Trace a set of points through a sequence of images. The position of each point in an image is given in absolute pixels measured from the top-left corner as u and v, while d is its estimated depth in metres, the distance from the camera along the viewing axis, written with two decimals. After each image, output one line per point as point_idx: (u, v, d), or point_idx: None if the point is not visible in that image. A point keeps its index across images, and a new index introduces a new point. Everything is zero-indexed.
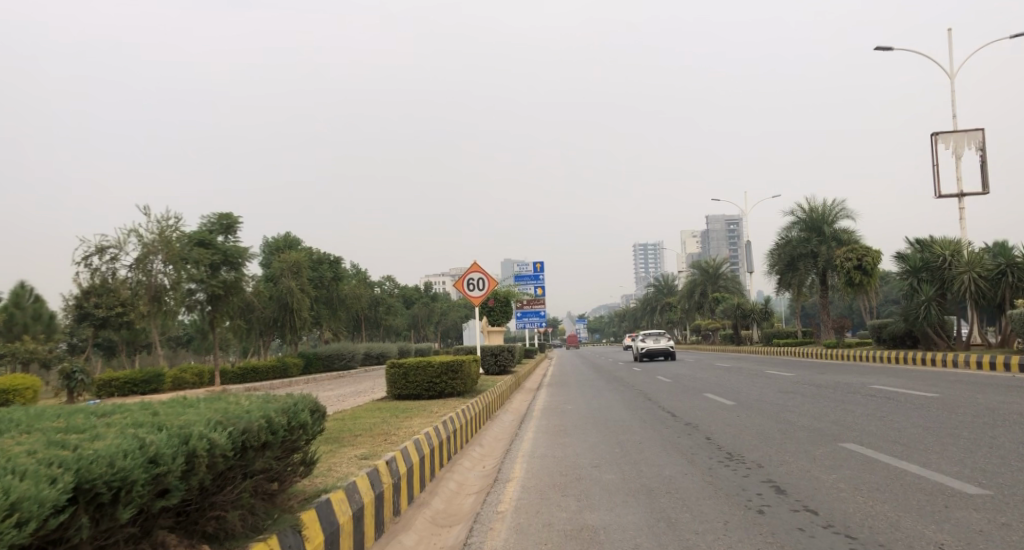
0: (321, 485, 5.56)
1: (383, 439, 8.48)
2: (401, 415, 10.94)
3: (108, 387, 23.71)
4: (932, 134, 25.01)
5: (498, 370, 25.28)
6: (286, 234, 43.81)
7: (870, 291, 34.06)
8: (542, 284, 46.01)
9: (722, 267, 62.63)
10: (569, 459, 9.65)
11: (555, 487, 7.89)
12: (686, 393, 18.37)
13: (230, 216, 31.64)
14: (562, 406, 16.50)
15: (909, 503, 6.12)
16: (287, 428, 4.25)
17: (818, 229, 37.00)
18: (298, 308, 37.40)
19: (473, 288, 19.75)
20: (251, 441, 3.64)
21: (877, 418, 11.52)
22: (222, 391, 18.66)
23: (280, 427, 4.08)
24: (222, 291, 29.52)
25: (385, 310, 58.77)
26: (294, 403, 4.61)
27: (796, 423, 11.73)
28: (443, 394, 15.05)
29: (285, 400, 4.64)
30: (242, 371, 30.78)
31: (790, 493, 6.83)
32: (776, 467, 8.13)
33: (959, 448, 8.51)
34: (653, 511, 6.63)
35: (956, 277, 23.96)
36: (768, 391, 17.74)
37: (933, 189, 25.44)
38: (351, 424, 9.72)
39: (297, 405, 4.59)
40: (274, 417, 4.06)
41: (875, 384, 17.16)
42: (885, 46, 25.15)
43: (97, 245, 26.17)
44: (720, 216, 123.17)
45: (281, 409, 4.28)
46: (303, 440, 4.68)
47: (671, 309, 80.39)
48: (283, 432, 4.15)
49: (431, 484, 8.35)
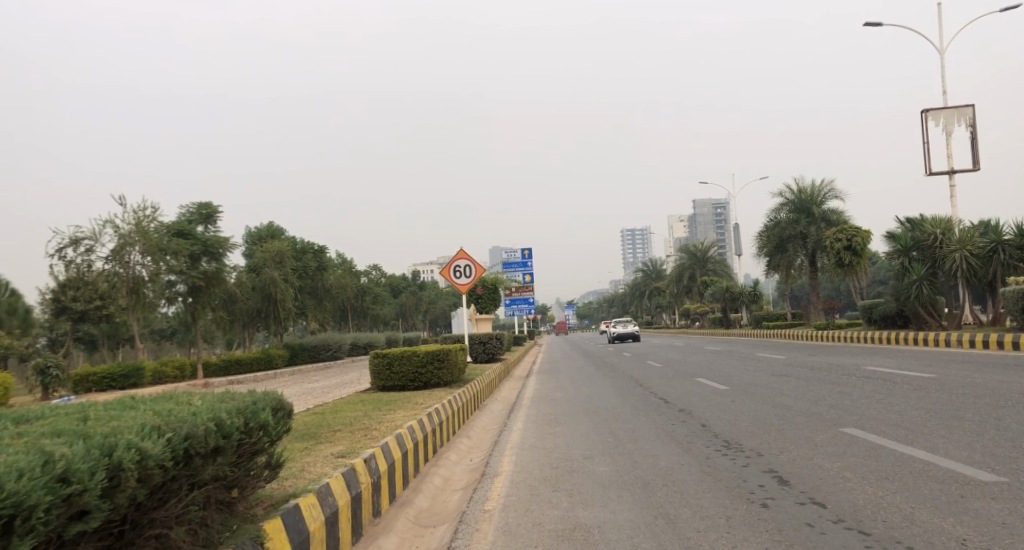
0: (291, 490, 5.13)
1: (363, 435, 8.03)
2: (384, 407, 10.51)
3: (85, 382, 23.14)
4: (922, 111, 24.73)
5: (487, 357, 24.92)
6: (269, 223, 43.03)
7: (860, 272, 33.86)
8: (530, 270, 45.55)
9: (711, 250, 62.37)
10: (560, 450, 9.26)
11: (545, 481, 7.49)
12: (679, 378, 18.06)
13: (210, 206, 31.04)
14: (552, 394, 16.12)
15: (923, 493, 5.77)
16: (243, 430, 3.80)
17: (806, 210, 36.73)
18: (283, 299, 36.75)
19: (460, 276, 19.28)
20: (196, 451, 3.19)
21: (876, 401, 11.21)
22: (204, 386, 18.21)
23: (237, 430, 3.63)
24: (203, 282, 29.07)
25: (372, 299, 58.24)
26: (253, 402, 4.15)
27: (793, 408, 11.38)
28: (429, 384, 14.62)
29: (244, 398, 4.16)
30: (226, 363, 30.28)
31: (794, 484, 6.46)
32: (778, 456, 7.78)
33: (964, 431, 8.19)
34: (649, 506, 6.23)
35: (947, 255, 23.72)
36: (761, 374, 17.44)
37: (924, 166, 25.18)
38: (330, 419, 9.28)
39: (258, 405, 4.12)
40: (229, 420, 3.62)
41: (869, 365, 16.87)
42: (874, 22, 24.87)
43: (72, 237, 25.52)
44: (707, 199, 123.08)
45: (236, 410, 3.82)
46: (265, 443, 4.24)
47: (660, 293, 80.18)
48: (238, 435, 3.69)
49: (415, 480, 7.93)
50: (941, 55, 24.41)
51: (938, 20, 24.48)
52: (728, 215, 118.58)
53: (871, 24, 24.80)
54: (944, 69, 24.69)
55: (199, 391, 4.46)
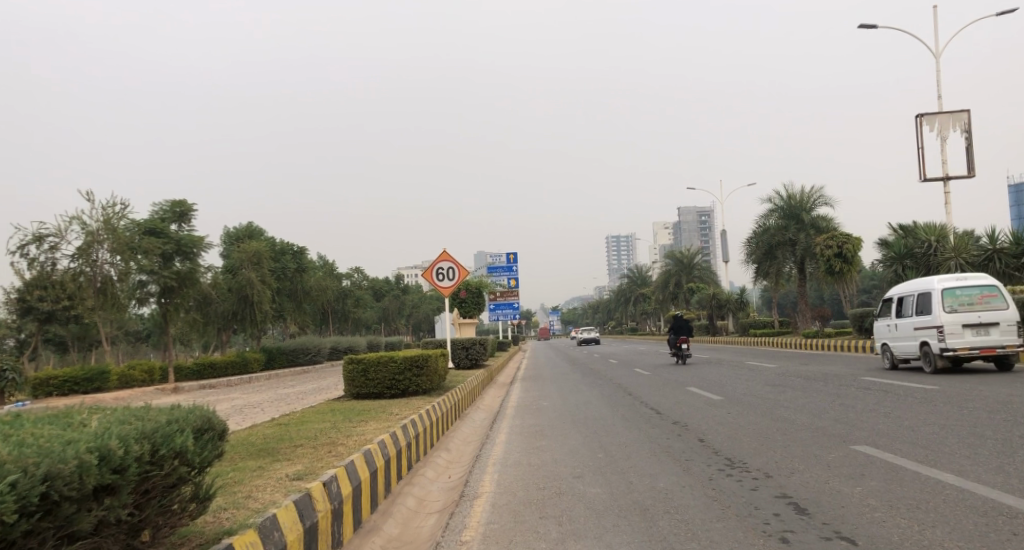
0: (227, 526, 4.30)
1: (328, 451, 7.18)
2: (356, 418, 9.63)
3: (45, 386, 22.03)
4: (916, 116, 24.21)
5: (471, 363, 24.06)
6: (247, 224, 41.90)
7: (850, 280, 33.30)
8: (514, 275, 44.71)
9: (697, 256, 61.75)
10: (547, 467, 8.44)
11: (530, 505, 6.70)
12: (669, 387, 17.33)
13: (184, 204, 30.02)
14: (537, 403, 15.31)
15: (967, 528, 5.02)
16: (149, 460, 2.99)
17: (795, 216, 36.20)
18: (260, 300, 35.63)
19: (443, 279, 18.41)
20: (62, 494, 2.47)
21: (882, 414, 10.51)
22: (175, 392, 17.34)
23: (140, 460, 2.85)
24: (175, 282, 27.99)
25: (353, 302, 57.06)
26: (169, 423, 3.31)
27: (795, 422, 10.64)
28: (406, 392, 13.75)
29: (157, 418, 3.32)
30: (199, 366, 29.20)
31: (814, 514, 5.69)
32: (789, 478, 7.01)
33: (991, 452, 7.46)
34: (651, 539, 5.42)
35: (942, 263, 23.07)
36: (754, 384, 16.68)
37: (918, 172, 24.59)
38: (294, 432, 8.43)
39: (176, 426, 3.29)
40: (134, 444, 2.85)
41: (865, 375, 16.22)
42: (868, 24, 24.23)
43: (36, 234, 24.43)
44: (691, 207, 122.76)
45: (140, 433, 3.02)
46: (185, 472, 3.43)
47: (645, 300, 79.59)
48: (140, 468, 2.90)
49: (386, 502, 7.07)
50: (937, 58, 23.91)
51: (934, 23, 24.00)
52: (712, 222, 118.31)
53: (866, 26, 24.18)
54: (939, 73, 24.12)
55: (105, 406, 3.65)
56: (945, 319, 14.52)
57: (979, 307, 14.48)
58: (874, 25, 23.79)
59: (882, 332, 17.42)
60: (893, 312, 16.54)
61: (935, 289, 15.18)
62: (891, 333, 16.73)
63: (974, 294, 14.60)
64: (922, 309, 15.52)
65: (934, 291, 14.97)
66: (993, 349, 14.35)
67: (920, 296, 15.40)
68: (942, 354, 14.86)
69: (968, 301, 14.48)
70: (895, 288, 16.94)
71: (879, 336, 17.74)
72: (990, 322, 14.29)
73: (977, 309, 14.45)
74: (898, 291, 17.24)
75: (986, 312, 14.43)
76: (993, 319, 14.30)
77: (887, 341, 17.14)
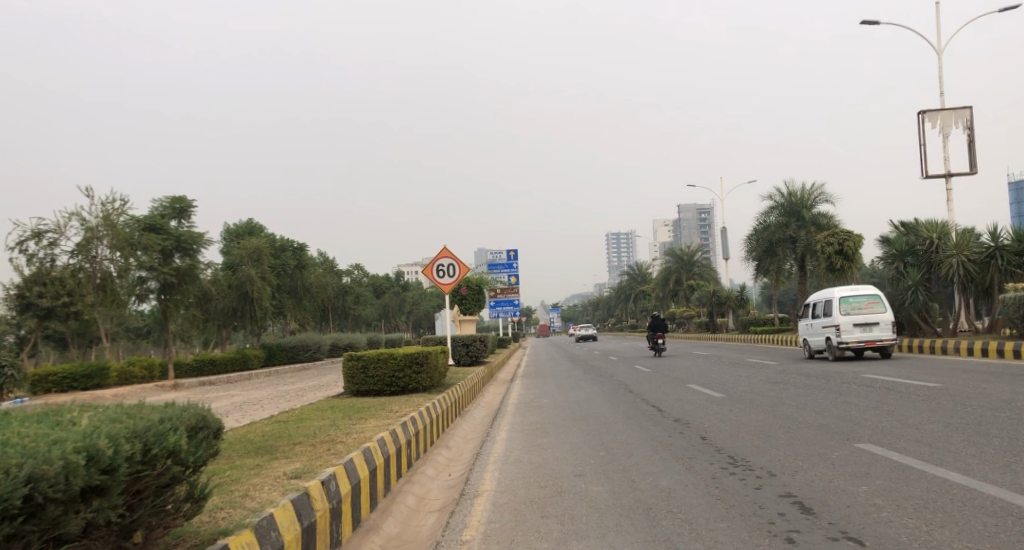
0: (223, 526, 4.23)
1: (327, 449, 7.09)
2: (355, 415, 9.54)
3: (44, 383, 21.95)
4: (919, 112, 24.10)
5: (471, 360, 23.98)
6: (247, 221, 41.81)
7: (851, 277, 33.22)
8: (515, 272, 44.70)
9: (697, 253, 61.67)
10: (548, 465, 8.35)
11: (531, 504, 6.62)
12: (670, 384, 17.26)
13: (184, 200, 29.95)
14: (537, 401, 15.26)
15: (975, 529, 4.94)
16: (142, 460, 2.93)
17: (796, 214, 36.10)
18: (259, 297, 35.52)
19: (443, 275, 18.32)
20: (47, 495, 2.46)
21: (886, 412, 10.44)
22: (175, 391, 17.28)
23: (130, 460, 2.79)
24: (175, 279, 27.90)
25: (353, 299, 56.96)
26: (161, 421, 3.22)
27: (798, 419, 10.56)
28: (406, 389, 13.66)
29: (150, 416, 3.23)
30: (199, 363, 29.11)
31: (820, 513, 5.61)
32: (793, 476, 6.92)
33: (997, 450, 7.38)
34: (654, 539, 5.33)
35: (943, 260, 22.87)
36: (756, 381, 16.60)
37: (920, 169, 24.48)
38: (293, 429, 8.35)
39: (169, 424, 3.20)
40: (125, 443, 2.80)
41: (867, 373, 16.16)
42: (871, 20, 24.11)
43: (35, 230, 24.35)
44: (691, 205, 122.67)
45: (133, 431, 2.94)
46: (179, 472, 3.35)
47: (645, 298, 79.54)
48: (132, 467, 2.83)
49: (385, 501, 6.99)
50: (939, 54, 23.82)
51: (937, 19, 23.89)
52: (713, 219, 118.25)
53: (869, 22, 24.05)
54: (942, 69, 23.99)
55: (97, 404, 3.56)
56: (841, 319, 18.95)
57: (867, 311, 18.92)
58: (877, 21, 23.71)
59: (805, 329, 21.85)
60: (810, 314, 21.09)
61: (836, 297, 19.65)
62: (809, 329, 21.16)
63: (864, 301, 19.04)
64: (827, 313, 19.97)
65: (835, 298, 19.40)
66: (876, 343, 18.82)
67: (825, 302, 19.89)
68: (838, 346, 19.41)
69: (859, 306, 18.93)
70: (815, 295, 21.28)
71: (803, 333, 22.07)
72: (873, 321, 18.80)
73: (864, 312, 18.95)
74: (816, 298, 21.70)
75: (871, 315, 18.93)
76: (875, 320, 18.82)
77: (808, 337, 21.54)
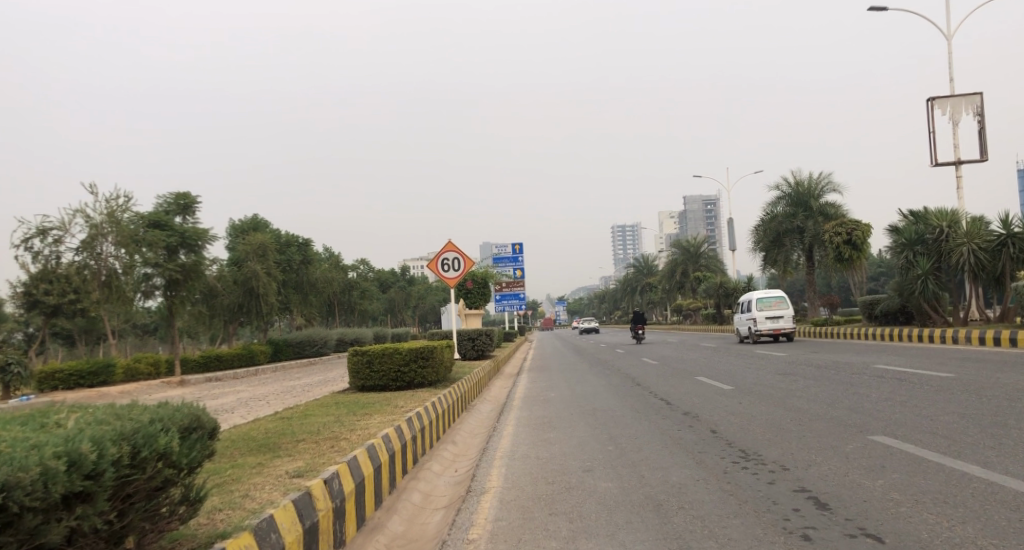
0: (221, 528, 4.10)
1: (330, 446, 6.96)
2: (359, 412, 9.41)
3: (51, 380, 21.96)
4: (928, 99, 23.82)
5: (477, 355, 23.87)
6: (252, 216, 41.78)
7: (860, 267, 32.94)
8: (520, 266, 44.60)
9: (704, 245, 61.37)
10: (556, 461, 8.22)
11: (539, 501, 6.48)
12: (677, 377, 17.12)
13: (189, 196, 29.90)
14: (544, 395, 15.14)
15: (998, 524, 4.78)
16: (133, 463, 2.82)
17: (804, 204, 35.82)
18: (265, 293, 35.46)
19: (448, 269, 18.18)
20: (23, 505, 2.35)
21: (899, 403, 10.27)
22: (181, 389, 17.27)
23: (117, 464, 2.70)
24: (180, 275, 27.87)
25: (359, 295, 56.93)
26: (153, 422, 3.11)
27: (809, 412, 10.39)
28: (412, 384, 13.53)
29: (139, 417, 3.11)
30: (206, 359, 29.05)
31: (837, 509, 5.44)
32: (807, 470, 6.77)
33: (1016, 442, 7.19)
34: (666, 537, 5.19)
35: (954, 249, 22.67)
36: (765, 373, 16.44)
37: (929, 156, 24.18)
38: (296, 426, 8.22)
39: (159, 425, 3.08)
40: (110, 444, 2.69)
41: (877, 363, 15.96)
42: (879, 6, 23.81)
43: (40, 227, 24.34)
44: (697, 197, 122.29)
45: (121, 433, 2.84)
46: (173, 473, 3.23)
47: (651, 290, 79.36)
48: (118, 472, 2.73)
49: (390, 498, 6.85)
50: (948, 40, 23.52)
51: (946, 5, 23.58)
52: (719, 210, 117.91)
53: (876, 9, 23.76)
54: (951, 55, 23.68)
55: (91, 404, 3.46)
56: (758, 312, 26.47)
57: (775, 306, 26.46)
58: (884, 7, 23.46)
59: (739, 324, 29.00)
60: (742, 312, 28.38)
61: (754, 298, 27.30)
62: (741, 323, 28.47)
63: (772, 300, 26.51)
64: (748, 311, 27.39)
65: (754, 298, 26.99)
66: (782, 330, 26.35)
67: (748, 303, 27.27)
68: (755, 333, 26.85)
69: (769, 304, 26.46)
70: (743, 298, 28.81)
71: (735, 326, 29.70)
72: (779, 315, 26.33)
73: (773, 309, 26.46)
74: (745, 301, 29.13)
75: (778, 310, 26.40)
76: (780, 314, 26.44)
77: (742, 329, 28.62)
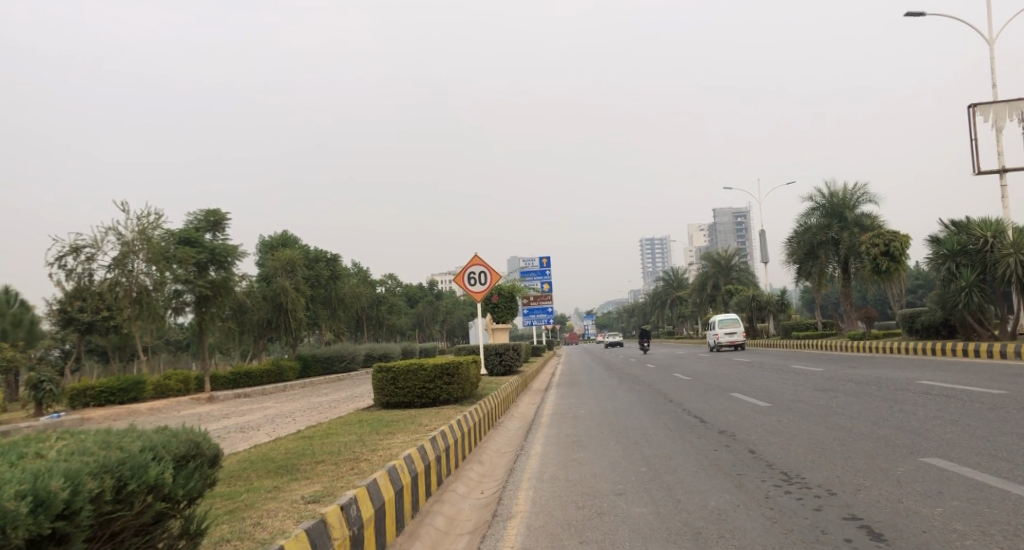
0: None
1: (350, 468, 6.66)
2: (382, 430, 9.11)
3: (82, 397, 22.03)
4: (970, 106, 23.12)
5: (504, 370, 23.53)
6: (283, 232, 42.07)
7: (898, 279, 32.05)
8: (548, 279, 44.23)
9: (735, 258, 60.55)
10: (586, 483, 7.85)
11: (569, 527, 6.12)
12: (710, 393, 16.61)
13: (218, 213, 30.01)
14: (573, 411, 14.77)
15: None
16: (115, 498, 2.70)
17: (838, 215, 35.08)
18: (294, 309, 35.47)
19: (475, 283, 17.91)
20: None
21: (948, 422, 9.74)
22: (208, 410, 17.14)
23: (96, 501, 2.60)
24: (210, 291, 27.94)
25: (388, 309, 56.95)
26: (145, 449, 2.95)
27: (853, 431, 9.89)
28: (437, 401, 13.23)
29: (132, 445, 2.95)
30: (235, 376, 29.01)
31: (892, 540, 5.02)
32: (856, 496, 6.33)
33: None
34: None
35: (1000, 260, 21.88)
36: (802, 389, 15.86)
37: (972, 165, 23.44)
38: (316, 447, 7.95)
39: (151, 453, 2.93)
40: (87, 480, 2.58)
41: (921, 379, 15.32)
42: (917, 11, 23.17)
43: (72, 245, 24.57)
44: (726, 209, 121.14)
45: (106, 463, 2.71)
46: (170, 503, 3.04)
47: (681, 303, 78.63)
48: (97, 507, 2.62)
49: (412, 523, 6.50)
50: (990, 45, 22.83)
51: (987, 9, 22.87)
52: (749, 221, 116.69)
53: (913, 14, 23.12)
54: (994, 60, 22.96)
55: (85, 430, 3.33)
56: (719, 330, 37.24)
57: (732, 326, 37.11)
58: (923, 12, 22.85)
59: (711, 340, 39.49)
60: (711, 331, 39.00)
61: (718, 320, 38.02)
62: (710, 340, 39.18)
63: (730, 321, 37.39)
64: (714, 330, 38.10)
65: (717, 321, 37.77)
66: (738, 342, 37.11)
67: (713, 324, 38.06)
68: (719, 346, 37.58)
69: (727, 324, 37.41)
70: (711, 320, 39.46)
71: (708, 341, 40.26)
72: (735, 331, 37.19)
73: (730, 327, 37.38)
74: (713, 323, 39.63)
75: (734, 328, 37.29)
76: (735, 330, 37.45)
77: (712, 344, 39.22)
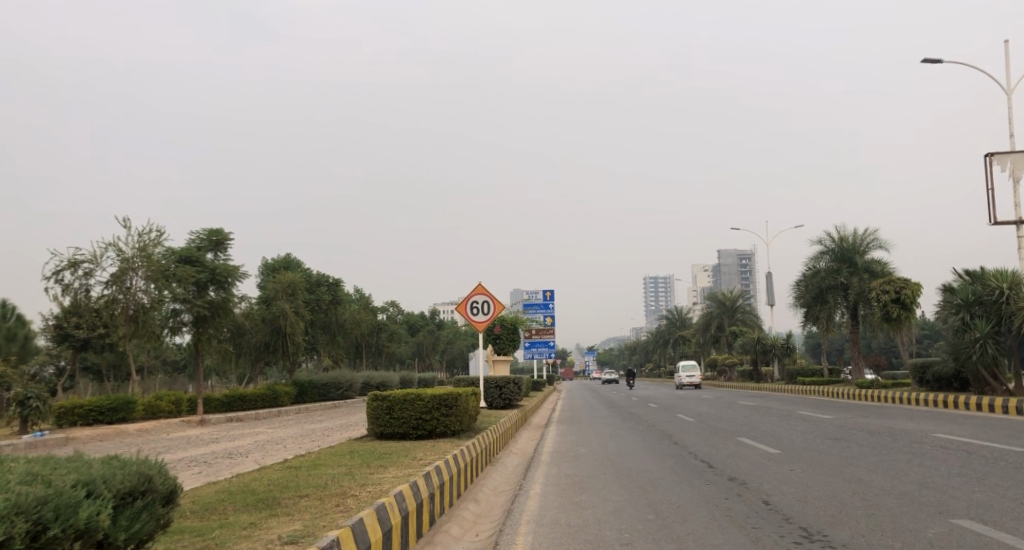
0: None
1: (336, 505, 6.11)
2: (374, 464, 8.52)
3: (70, 415, 21.41)
4: (987, 155, 22.76)
5: (504, 404, 22.94)
6: (286, 255, 41.75)
7: (909, 327, 31.44)
8: (551, 313, 43.70)
9: (740, 299, 60.01)
10: (590, 530, 7.28)
11: None
12: (717, 436, 15.98)
13: (221, 233, 29.73)
14: (574, 450, 14.19)
15: None
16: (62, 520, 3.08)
17: (848, 259, 34.62)
18: (293, 332, 34.92)
19: (477, 313, 17.44)
20: None
21: (973, 480, 9.18)
22: (196, 440, 16.51)
23: (44, 527, 2.99)
24: (208, 311, 27.45)
25: (387, 337, 56.28)
26: (95, 479, 3.37)
27: (873, 484, 9.30)
28: (434, 433, 12.67)
29: (86, 475, 3.38)
30: (229, 398, 28.41)
31: None
32: None
33: None
34: None
35: (1016, 312, 21.34)
36: (813, 437, 15.23)
37: (988, 215, 23.03)
38: (301, 478, 7.42)
39: (101, 486, 3.36)
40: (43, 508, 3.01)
41: (938, 432, 14.70)
42: (934, 58, 22.97)
43: (71, 259, 24.19)
44: (731, 250, 120.99)
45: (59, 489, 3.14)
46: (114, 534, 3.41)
47: (684, 342, 77.97)
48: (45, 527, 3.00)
49: None
50: (1008, 95, 22.57)
51: (1007, 59, 22.66)
52: (753, 264, 116.47)
53: (931, 60, 22.91)
54: (1012, 110, 22.67)
55: (50, 453, 3.71)
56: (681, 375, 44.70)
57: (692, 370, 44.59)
58: (940, 60, 22.68)
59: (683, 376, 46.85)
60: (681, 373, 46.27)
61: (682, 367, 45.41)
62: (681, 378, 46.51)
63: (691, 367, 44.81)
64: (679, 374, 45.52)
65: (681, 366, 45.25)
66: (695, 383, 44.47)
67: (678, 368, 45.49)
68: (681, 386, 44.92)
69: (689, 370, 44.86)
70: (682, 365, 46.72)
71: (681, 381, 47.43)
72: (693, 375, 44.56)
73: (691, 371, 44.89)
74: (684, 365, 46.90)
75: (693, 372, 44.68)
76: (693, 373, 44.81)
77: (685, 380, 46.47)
